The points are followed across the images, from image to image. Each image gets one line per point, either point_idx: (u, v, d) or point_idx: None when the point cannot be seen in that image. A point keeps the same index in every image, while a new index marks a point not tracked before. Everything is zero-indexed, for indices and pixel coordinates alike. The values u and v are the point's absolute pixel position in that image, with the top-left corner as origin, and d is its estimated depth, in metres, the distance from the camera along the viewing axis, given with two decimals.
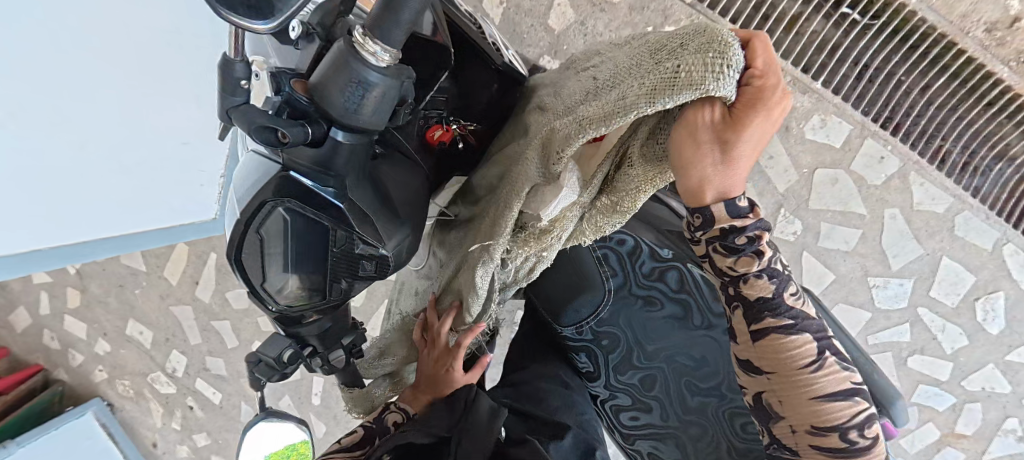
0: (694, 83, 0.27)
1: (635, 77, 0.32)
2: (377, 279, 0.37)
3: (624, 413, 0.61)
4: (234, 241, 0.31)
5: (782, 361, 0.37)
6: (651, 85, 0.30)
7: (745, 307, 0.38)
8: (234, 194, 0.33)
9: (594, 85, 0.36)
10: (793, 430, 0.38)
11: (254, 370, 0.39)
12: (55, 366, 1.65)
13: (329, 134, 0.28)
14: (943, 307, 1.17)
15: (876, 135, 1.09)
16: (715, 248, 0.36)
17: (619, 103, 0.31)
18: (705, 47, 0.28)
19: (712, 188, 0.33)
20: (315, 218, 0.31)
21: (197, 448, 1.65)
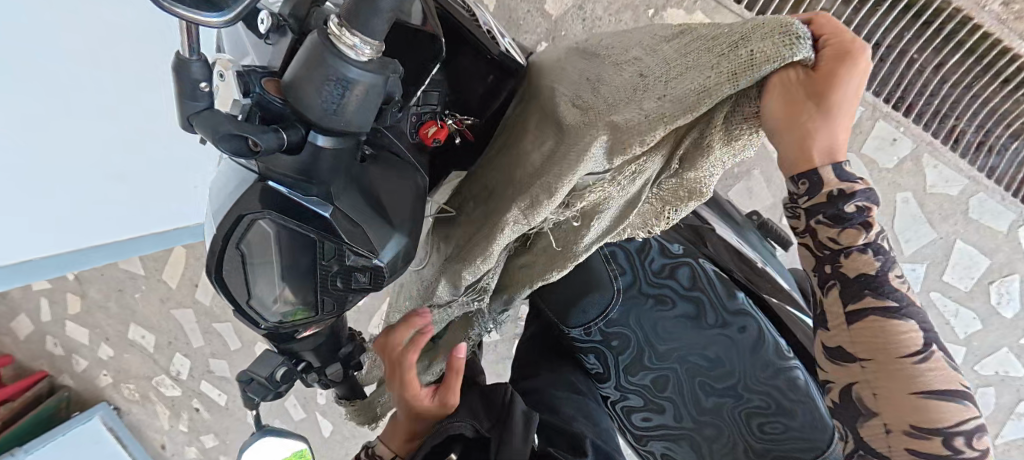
0: (771, 59, 0.27)
1: (696, 67, 0.31)
2: (372, 290, 0.34)
3: (635, 414, 0.59)
4: (212, 257, 0.29)
5: (881, 346, 0.30)
6: (727, 70, 0.29)
7: (847, 285, 0.31)
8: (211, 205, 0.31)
9: (638, 75, 0.35)
10: (887, 429, 0.31)
11: (246, 390, 0.36)
12: (59, 372, 1.65)
13: (308, 139, 0.25)
14: (957, 291, 1.15)
15: (887, 117, 1.05)
16: (819, 218, 0.30)
17: (696, 95, 0.30)
18: (771, 31, 0.28)
19: (818, 151, 0.29)
20: (299, 230, 0.28)
21: (205, 449, 1.65)
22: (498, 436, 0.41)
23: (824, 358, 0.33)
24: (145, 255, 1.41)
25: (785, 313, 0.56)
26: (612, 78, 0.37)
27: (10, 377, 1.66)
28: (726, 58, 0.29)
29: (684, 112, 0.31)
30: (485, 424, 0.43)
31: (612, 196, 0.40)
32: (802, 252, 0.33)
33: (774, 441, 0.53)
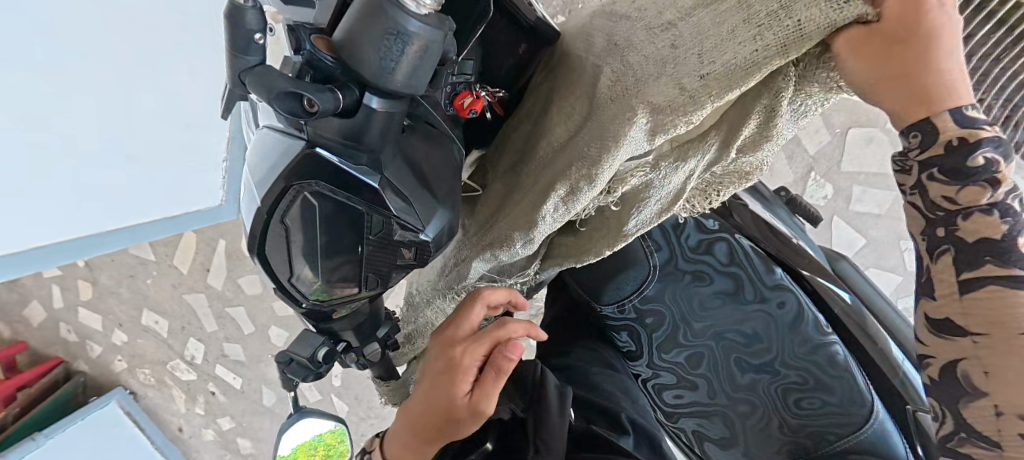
0: (830, 19, 0.23)
1: (735, 35, 0.26)
2: (416, 267, 0.33)
3: (667, 392, 0.59)
4: (258, 233, 0.28)
5: (1004, 319, 0.23)
6: (779, 38, 0.25)
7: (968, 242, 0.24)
8: (250, 180, 0.29)
9: (666, 40, 0.30)
10: (998, 413, 0.23)
11: (286, 371, 0.36)
12: (75, 357, 1.66)
13: (362, 102, 0.24)
14: None
15: None
16: (930, 174, 0.24)
17: (746, 69, 0.26)
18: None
19: (926, 97, 0.23)
20: (348, 203, 0.27)
21: (222, 431, 1.67)
22: (536, 416, 0.42)
23: (923, 327, 0.27)
24: (155, 240, 1.40)
25: (819, 285, 0.56)
26: (635, 46, 0.33)
27: (26, 364, 1.67)
28: (769, 26, 0.25)
29: (731, 89, 0.27)
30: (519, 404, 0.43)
31: (656, 180, 0.39)
32: (910, 211, 0.27)
33: (810, 416, 0.53)
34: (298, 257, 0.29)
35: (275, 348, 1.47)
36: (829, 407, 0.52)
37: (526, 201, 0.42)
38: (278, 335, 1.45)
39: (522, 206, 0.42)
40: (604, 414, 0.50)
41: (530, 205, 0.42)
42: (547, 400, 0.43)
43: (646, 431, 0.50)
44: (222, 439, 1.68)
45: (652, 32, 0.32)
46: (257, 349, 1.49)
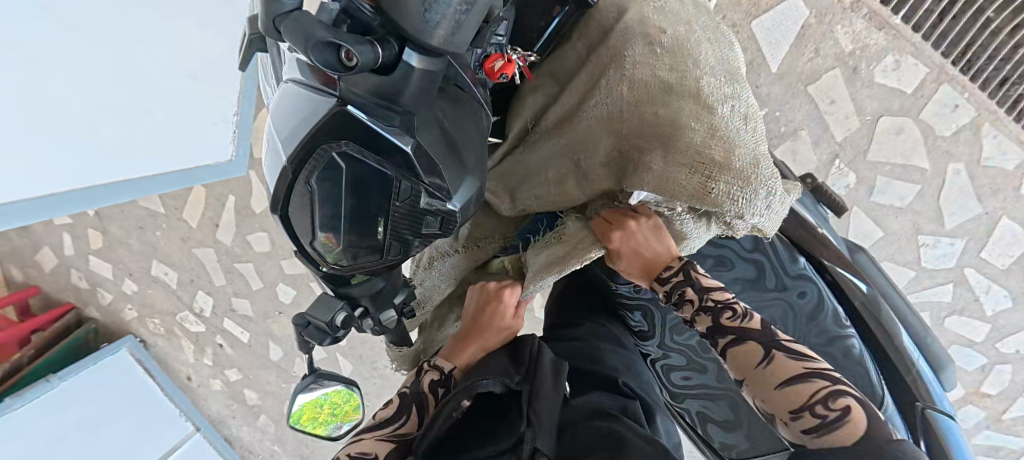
0: (716, 202, 0.37)
1: (680, 165, 0.37)
2: (439, 237, 0.32)
3: (675, 373, 0.61)
4: (281, 194, 0.27)
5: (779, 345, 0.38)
6: (694, 188, 0.37)
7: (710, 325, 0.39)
8: (273, 137, 0.28)
9: (658, 126, 0.37)
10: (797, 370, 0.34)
11: (303, 334, 0.36)
12: (86, 304, 1.69)
13: (401, 58, 0.24)
14: (993, 269, 1.10)
15: (952, 80, 0.96)
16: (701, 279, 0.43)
17: (668, 188, 0.38)
18: (742, 178, 0.36)
19: None
20: (378, 166, 0.26)
21: (229, 382, 1.72)
22: (530, 389, 0.41)
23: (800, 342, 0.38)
24: (164, 193, 1.40)
25: (838, 276, 0.58)
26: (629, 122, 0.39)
27: (39, 307, 1.70)
28: (695, 176, 0.36)
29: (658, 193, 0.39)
30: (515, 379, 0.42)
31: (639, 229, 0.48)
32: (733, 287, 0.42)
33: None
34: (321, 220, 0.27)
35: (282, 304, 1.49)
36: None
37: (512, 170, 0.49)
38: (285, 292, 1.47)
39: (512, 178, 0.49)
40: (606, 382, 0.50)
41: (516, 174, 0.49)
42: (542, 376, 0.43)
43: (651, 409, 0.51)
44: (230, 390, 1.73)
45: (643, 108, 0.38)
46: (264, 305, 1.51)
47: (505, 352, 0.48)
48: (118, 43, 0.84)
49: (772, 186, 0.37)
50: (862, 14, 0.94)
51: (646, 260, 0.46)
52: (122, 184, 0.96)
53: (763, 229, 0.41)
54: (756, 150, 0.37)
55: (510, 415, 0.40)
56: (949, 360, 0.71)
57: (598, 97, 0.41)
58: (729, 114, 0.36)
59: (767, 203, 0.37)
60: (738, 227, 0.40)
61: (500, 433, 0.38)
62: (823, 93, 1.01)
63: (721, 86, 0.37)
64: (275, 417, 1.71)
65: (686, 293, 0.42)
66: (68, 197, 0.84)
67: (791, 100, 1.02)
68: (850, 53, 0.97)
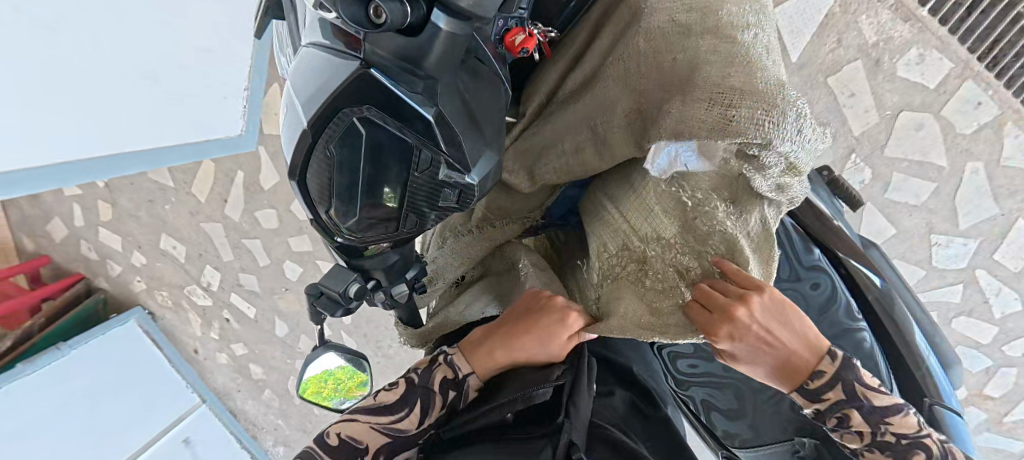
0: (740, 132, 0.32)
1: (697, 99, 0.33)
2: (455, 211, 0.32)
3: (681, 360, 0.62)
4: (299, 159, 0.27)
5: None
6: (716, 120, 0.32)
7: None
8: (292, 100, 0.28)
9: (677, 72, 0.35)
10: None
11: (316, 304, 0.36)
12: (96, 275, 1.71)
13: (429, 20, 0.24)
14: (1005, 271, 1.08)
15: (976, 76, 0.94)
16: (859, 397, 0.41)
17: (685, 127, 0.33)
18: (767, 102, 0.31)
19: None
20: (398, 133, 0.26)
21: (235, 356, 1.74)
22: (572, 382, 0.43)
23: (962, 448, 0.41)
24: (174, 167, 1.40)
25: (852, 269, 0.57)
26: (647, 71, 0.38)
27: (51, 276, 1.73)
28: (712, 107, 0.32)
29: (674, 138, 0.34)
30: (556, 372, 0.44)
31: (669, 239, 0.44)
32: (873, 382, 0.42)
33: None
34: (339, 187, 0.27)
35: (288, 281, 1.51)
36: None
37: (531, 147, 0.48)
38: (292, 269, 1.48)
39: (529, 156, 0.48)
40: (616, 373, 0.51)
41: (535, 151, 0.47)
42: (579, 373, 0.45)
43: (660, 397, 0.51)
44: (236, 364, 1.76)
45: (663, 57, 0.37)
46: (271, 281, 1.53)
47: None
48: (120, 27, 0.83)
49: (803, 107, 0.32)
50: (889, 4, 0.92)
51: (771, 358, 0.42)
52: (137, 156, 0.98)
53: (797, 163, 0.35)
54: (781, 76, 0.33)
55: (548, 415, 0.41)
56: (956, 359, 0.71)
57: (617, 53, 0.40)
58: (749, 45, 0.34)
59: (798, 127, 0.32)
60: (770, 162, 0.35)
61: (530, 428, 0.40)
62: (843, 85, 0.98)
63: (739, 19, 0.36)
64: (280, 391, 1.74)
65: (849, 418, 0.41)
66: (86, 166, 0.87)
67: (810, 92, 1.00)
68: (873, 44, 0.94)
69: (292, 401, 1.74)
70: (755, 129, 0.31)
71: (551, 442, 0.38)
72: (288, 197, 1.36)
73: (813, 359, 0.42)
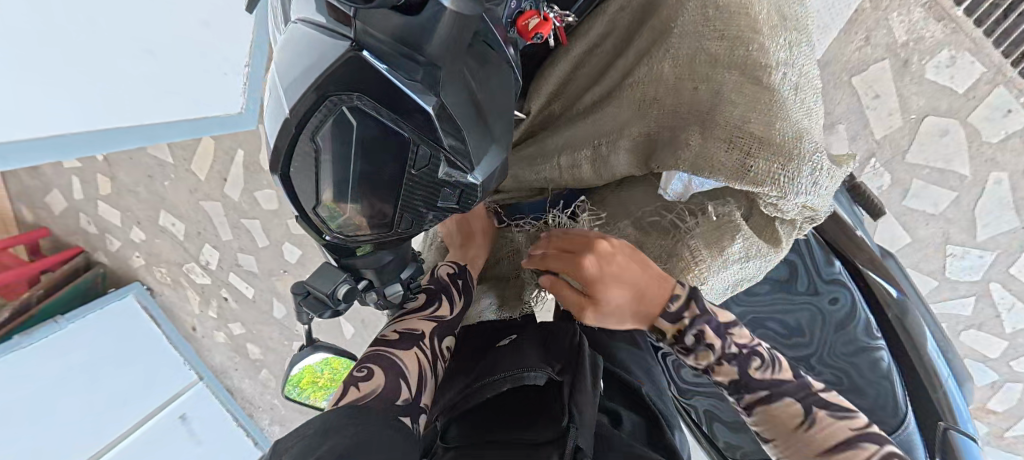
0: (756, 181, 0.40)
1: (719, 143, 0.41)
2: (456, 212, 0.30)
3: (686, 369, 0.59)
4: (281, 149, 0.24)
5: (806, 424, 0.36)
6: (734, 167, 0.40)
7: (737, 378, 0.38)
8: (276, 82, 0.25)
9: (699, 101, 0.42)
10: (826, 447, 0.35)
11: (302, 304, 0.33)
12: (95, 249, 1.69)
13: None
14: (1020, 286, 1.05)
15: (1009, 82, 0.89)
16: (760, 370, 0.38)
17: (709, 167, 0.41)
18: (785, 155, 0.38)
19: None
20: (392, 125, 0.23)
21: (233, 335, 1.74)
22: (572, 379, 0.39)
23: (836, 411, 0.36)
24: (173, 143, 1.38)
25: (870, 279, 0.55)
26: (667, 98, 0.44)
27: (50, 248, 1.71)
28: (735, 153, 0.40)
29: (696, 173, 0.42)
30: (556, 367, 0.41)
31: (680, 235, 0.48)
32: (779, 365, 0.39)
33: None
34: (326, 182, 0.25)
35: (287, 263, 1.49)
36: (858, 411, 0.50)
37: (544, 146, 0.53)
38: (291, 251, 1.46)
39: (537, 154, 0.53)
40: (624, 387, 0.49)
41: (550, 151, 0.52)
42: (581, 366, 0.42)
43: (667, 415, 0.49)
44: (233, 343, 1.75)
45: (683, 81, 0.43)
46: (270, 262, 1.51)
47: (541, 339, 0.47)
48: None
49: (817, 162, 0.39)
50: (921, 2, 0.87)
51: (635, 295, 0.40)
52: (136, 131, 0.97)
53: (813, 206, 0.42)
54: (802, 124, 0.39)
55: (549, 412, 0.39)
56: (969, 376, 0.68)
57: (643, 71, 0.45)
58: (781, 83, 0.39)
59: (811, 180, 0.39)
60: (787, 208, 0.42)
61: (533, 426, 0.37)
62: (867, 85, 0.94)
63: (773, 52, 0.40)
64: (277, 372, 1.74)
65: (705, 335, 0.39)
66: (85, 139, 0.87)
67: (832, 91, 0.96)
68: (902, 44, 0.90)
69: None
70: (769, 181, 0.39)
71: (558, 449, 0.33)
72: None
73: (670, 286, 0.40)
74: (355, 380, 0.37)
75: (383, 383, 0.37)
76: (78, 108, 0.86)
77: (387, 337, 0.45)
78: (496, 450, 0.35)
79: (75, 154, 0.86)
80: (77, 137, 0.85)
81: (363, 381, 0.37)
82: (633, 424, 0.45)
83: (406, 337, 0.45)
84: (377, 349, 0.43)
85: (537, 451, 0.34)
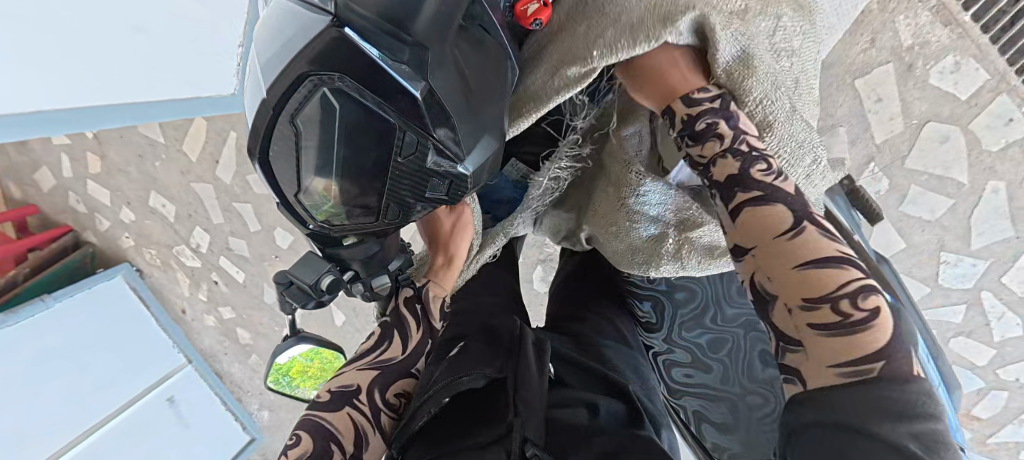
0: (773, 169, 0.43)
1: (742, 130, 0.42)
2: (445, 203, 0.29)
3: (676, 369, 0.62)
4: (259, 132, 0.23)
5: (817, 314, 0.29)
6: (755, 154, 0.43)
7: (738, 173, 0.34)
8: (257, 59, 0.24)
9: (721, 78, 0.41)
10: (789, 309, 0.30)
11: (285, 293, 0.32)
12: (83, 229, 1.67)
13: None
14: (1010, 295, 1.05)
15: (1011, 90, 0.89)
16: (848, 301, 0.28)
17: None
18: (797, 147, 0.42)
19: None
20: (376, 108, 0.22)
21: (223, 319, 1.72)
22: (515, 374, 0.39)
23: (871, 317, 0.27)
24: (165, 122, 1.35)
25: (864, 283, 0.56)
26: None
27: (37, 226, 1.69)
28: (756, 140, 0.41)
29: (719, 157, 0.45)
30: (496, 365, 0.41)
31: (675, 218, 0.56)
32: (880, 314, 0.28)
33: None
34: (307, 167, 0.24)
35: (279, 249, 1.48)
36: None
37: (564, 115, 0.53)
38: (283, 236, 1.45)
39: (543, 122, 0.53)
40: (607, 382, 0.47)
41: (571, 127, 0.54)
42: (525, 358, 0.42)
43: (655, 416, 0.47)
44: (223, 327, 1.74)
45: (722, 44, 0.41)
46: (262, 247, 1.50)
47: (482, 337, 0.47)
48: None
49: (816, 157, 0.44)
50: (929, 5, 0.86)
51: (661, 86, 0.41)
52: (121, 110, 0.95)
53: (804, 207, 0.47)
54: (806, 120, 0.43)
55: (497, 408, 0.37)
56: (958, 385, 0.68)
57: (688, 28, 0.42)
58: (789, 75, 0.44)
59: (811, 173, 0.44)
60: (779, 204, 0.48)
61: (485, 424, 0.36)
62: (870, 88, 0.93)
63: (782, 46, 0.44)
64: (266, 357, 1.73)
65: (717, 126, 0.36)
66: (69, 117, 0.86)
67: (834, 93, 0.95)
68: (907, 48, 0.89)
69: None
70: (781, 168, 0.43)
71: (504, 448, 0.33)
72: None
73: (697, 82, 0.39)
74: (285, 450, 0.38)
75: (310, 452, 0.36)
76: (62, 86, 0.84)
77: (320, 398, 0.42)
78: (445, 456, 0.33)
79: (59, 131, 0.84)
80: (61, 113, 0.84)
81: (290, 450, 0.37)
82: (613, 412, 0.41)
83: (339, 396, 0.42)
84: (309, 413, 0.41)
85: (481, 453, 0.33)
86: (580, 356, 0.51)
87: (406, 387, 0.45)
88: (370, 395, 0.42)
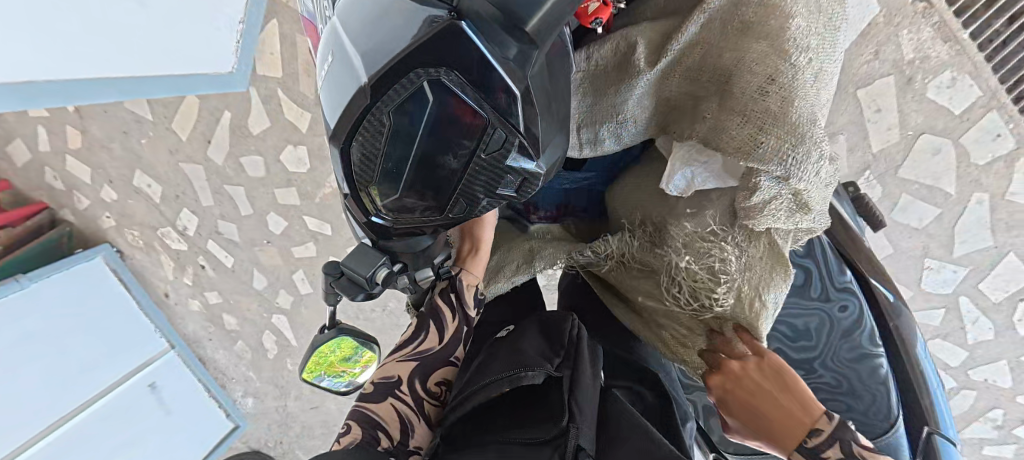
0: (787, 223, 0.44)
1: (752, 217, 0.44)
2: (510, 199, 0.30)
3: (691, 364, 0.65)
4: (344, 126, 0.23)
5: None
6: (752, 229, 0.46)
7: None
8: (345, 43, 0.24)
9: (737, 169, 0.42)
10: None
11: (334, 285, 0.33)
12: (60, 206, 1.60)
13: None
14: (985, 301, 1.11)
15: (1002, 107, 0.92)
16: None
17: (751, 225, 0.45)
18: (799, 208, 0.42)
19: None
20: (468, 101, 0.22)
21: (209, 304, 1.68)
22: (571, 375, 0.40)
23: None
24: (153, 98, 1.30)
25: (871, 286, 0.60)
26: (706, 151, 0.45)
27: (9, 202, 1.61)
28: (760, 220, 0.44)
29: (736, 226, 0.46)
30: (555, 361, 0.41)
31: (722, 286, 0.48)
32: None
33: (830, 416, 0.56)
34: (392, 161, 0.25)
35: (271, 234, 1.45)
36: (853, 413, 0.55)
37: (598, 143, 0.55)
38: (276, 222, 1.42)
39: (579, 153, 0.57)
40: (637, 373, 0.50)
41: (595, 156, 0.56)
42: (580, 363, 0.42)
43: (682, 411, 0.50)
44: (209, 312, 1.70)
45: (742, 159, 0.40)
46: (252, 232, 1.46)
47: (538, 330, 0.46)
48: None
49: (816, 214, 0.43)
50: (931, 21, 0.89)
51: (779, 417, 0.41)
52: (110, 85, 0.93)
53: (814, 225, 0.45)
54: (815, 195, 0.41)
55: (548, 409, 0.38)
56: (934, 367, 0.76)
57: (732, 123, 0.39)
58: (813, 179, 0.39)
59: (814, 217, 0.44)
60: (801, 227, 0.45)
61: (534, 423, 0.37)
62: (870, 99, 0.96)
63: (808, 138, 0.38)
64: (253, 344, 1.71)
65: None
66: (58, 88, 0.84)
67: (835, 101, 0.98)
68: (908, 61, 0.92)
69: (263, 355, 1.71)
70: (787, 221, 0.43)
71: (557, 451, 0.34)
72: (279, 145, 1.27)
73: (812, 420, 0.39)
74: (337, 438, 0.40)
75: (360, 437, 0.39)
76: (50, 57, 0.81)
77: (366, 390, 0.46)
78: (493, 449, 0.35)
79: (44, 105, 0.82)
80: (52, 85, 0.82)
81: (341, 435, 0.40)
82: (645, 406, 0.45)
83: (382, 386, 0.45)
84: (356, 405, 0.44)
85: (537, 449, 0.34)
86: (619, 352, 0.54)
87: (444, 376, 0.48)
88: (410, 386, 0.45)
